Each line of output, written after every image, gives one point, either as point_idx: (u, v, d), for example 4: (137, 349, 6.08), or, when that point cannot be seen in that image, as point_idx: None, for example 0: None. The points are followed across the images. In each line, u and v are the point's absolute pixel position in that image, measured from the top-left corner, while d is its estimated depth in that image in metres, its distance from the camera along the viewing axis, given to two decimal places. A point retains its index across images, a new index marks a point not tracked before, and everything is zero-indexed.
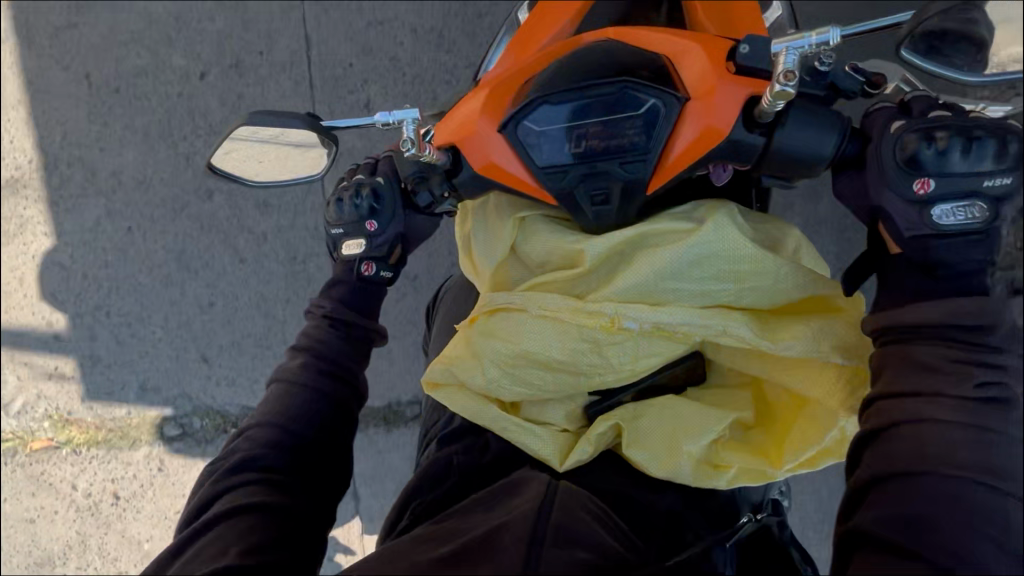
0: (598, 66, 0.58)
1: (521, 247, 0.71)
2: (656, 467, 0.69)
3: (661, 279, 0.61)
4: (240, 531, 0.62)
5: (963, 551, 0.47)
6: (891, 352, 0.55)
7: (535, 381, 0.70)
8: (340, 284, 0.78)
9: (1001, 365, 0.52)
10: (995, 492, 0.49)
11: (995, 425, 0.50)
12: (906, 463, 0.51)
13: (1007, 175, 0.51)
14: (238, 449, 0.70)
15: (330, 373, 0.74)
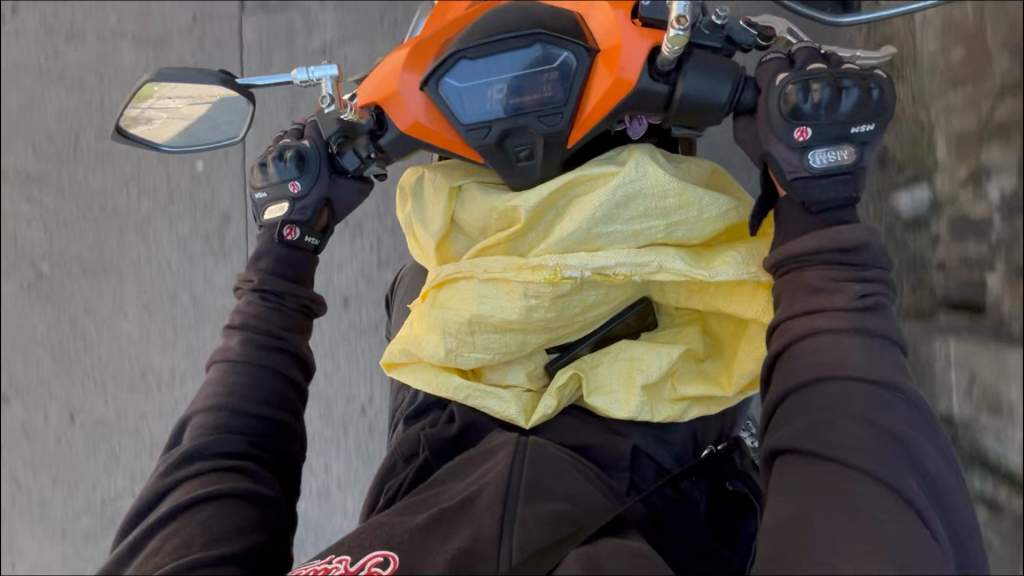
0: (509, 20, 0.59)
1: (462, 216, 0.72)
2: (618, 407, 0.71)
3: (591, 226, 0.63)
4: (206, 524, 0.63)
5: (858, 445, 0.49)
6: (788, 280, 0.56)
7: (498, 345, 0.71)
8: (265, 255, 0.77)
9: (875, 278, 0.54)
10: (889, 393, 0.51)
11: (882, 331, 0.53)
12: (805, 376, 0.53)
13: (871, 121, 0.54)
14: (193, 438, 0.70)
15: (274, 352, 0.74)
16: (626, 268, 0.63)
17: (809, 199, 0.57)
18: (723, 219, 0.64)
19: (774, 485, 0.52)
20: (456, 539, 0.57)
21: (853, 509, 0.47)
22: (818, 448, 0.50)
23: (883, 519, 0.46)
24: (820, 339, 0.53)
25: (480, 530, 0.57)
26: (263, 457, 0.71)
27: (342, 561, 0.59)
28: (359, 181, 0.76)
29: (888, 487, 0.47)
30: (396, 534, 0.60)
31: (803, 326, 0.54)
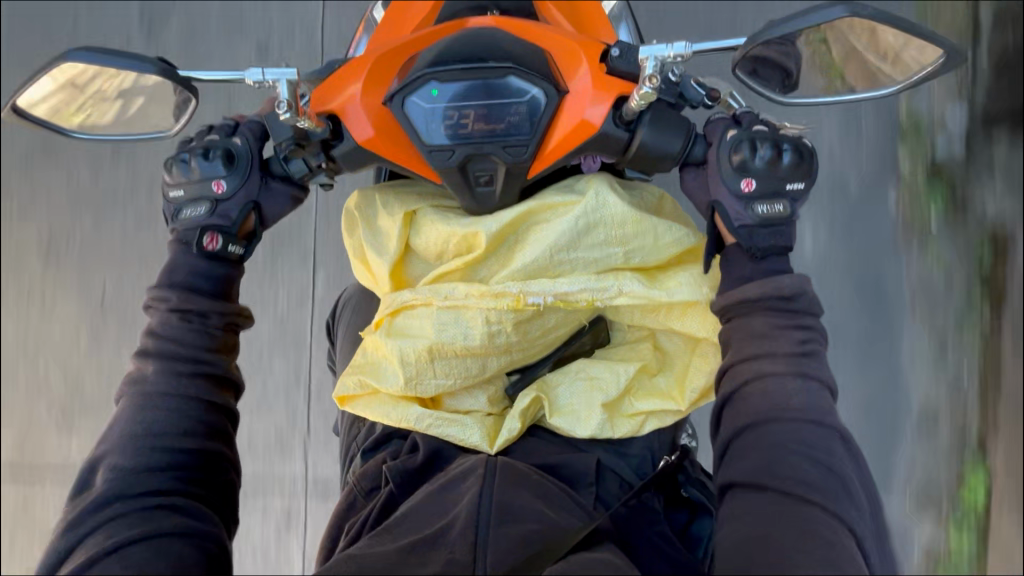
0: (475, 45, 0.59)
1: (417, 243, 0.71)
2: (580, 427, 0.72)
3: (555, 252, 0.64)
4: (139, 573, 0.53)
5: (804, 479, 0.53)
6: (733, 326, 0.60)
7: (460, 370, 0.70)
8: (180, 269, 0.64)
9: (814, 325, 0.59)
10: (823, 428, 0.56)
11: (820, 375, 0.58)
12: (754, 416, 0.56)
13: (802, 180, 0.60)
14: (104, 478, 0.58)
15: (197, 375, 0.62)
16: (590, 294, 0.65)
17: (752, 245, 0.61)
18: (678, 243, 0.67)
19: (724, 517, 0.55)
20: (428, 568, 0.58)
21: (798, 533, 0.51)
22: (764, 482, 0.54)
23: (832, 540, 0.51)
24: (766, 381, 0.57)
25: (452, 557, 0.59)
26: (198, 492, 0.59)
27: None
28: (292, 185, 0.67)
29: (834, 516, 0.52)
30: (371, 561, 0.59)
31: (751, 370, 0.57)
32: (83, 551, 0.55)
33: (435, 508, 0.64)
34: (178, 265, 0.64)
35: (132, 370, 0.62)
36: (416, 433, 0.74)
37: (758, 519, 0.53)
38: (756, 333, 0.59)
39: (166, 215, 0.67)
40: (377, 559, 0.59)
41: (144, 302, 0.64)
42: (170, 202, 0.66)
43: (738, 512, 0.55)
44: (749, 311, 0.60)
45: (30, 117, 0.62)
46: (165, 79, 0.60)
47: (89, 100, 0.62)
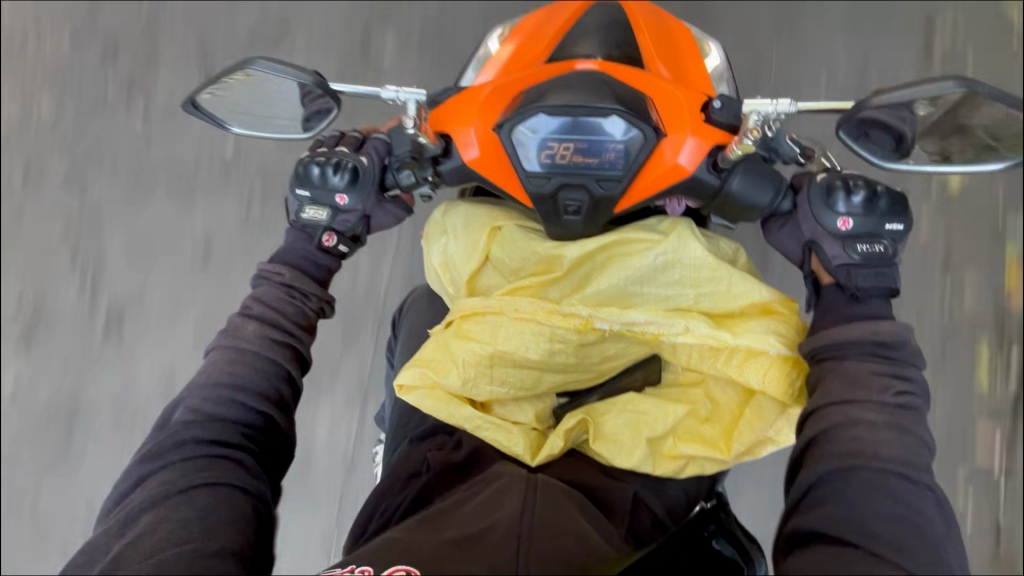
0: (585, 84, 0.63)
1: (496, 255, 0.76)
2: (621, 457, 0.74)
3: (630, 284, 0.68)
4: (200, 518, 0.56)
5: (883, 536, 0.49)
6: (824, 368, 0.58)
7: (516, 380, 0.74)
8: (294, 253, 0.74)
9: (913, 378, 0.57)
10: (917, 487, 0.52)
11: (916, 430, 0.55)
12: (840, 461, 0.53)
13: (900, 221, 0.62)
14: (184, 419, 0.63)
15: (284, 346, 0.69)
16: (656, 327, 0.68)
17: (851, 284, 0.62)
18: (749, 296, 0.68)
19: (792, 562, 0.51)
20: (479, 561, 0.56)
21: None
22: (847, 536, 0.49)
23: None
24: (855, 429, 0.55)
25: (497, 561, 0.56)
26: (255, 451, 0.63)
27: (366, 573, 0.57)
28: (402, 208, 0.76)
29: None
30: (422, 545, 0.58)
31: (842, 415, 0.55)
32: (154, 481, 0.59)
33: (487, 507, 0.63)
34: (289, 255, 0.73)
35: (220, 334, 0.69)
36: (462, 432, 0.78)
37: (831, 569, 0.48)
38: (848, 376, 0.57)
39: (286, 207, 0.74)
40: (422, 545, 0.58)
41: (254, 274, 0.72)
42: (295, 198, 0.72)
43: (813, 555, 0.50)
44: (852, 362, 0.58)
45: (196, 111, 0.70)
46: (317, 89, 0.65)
47: (248, 101, 0.70)
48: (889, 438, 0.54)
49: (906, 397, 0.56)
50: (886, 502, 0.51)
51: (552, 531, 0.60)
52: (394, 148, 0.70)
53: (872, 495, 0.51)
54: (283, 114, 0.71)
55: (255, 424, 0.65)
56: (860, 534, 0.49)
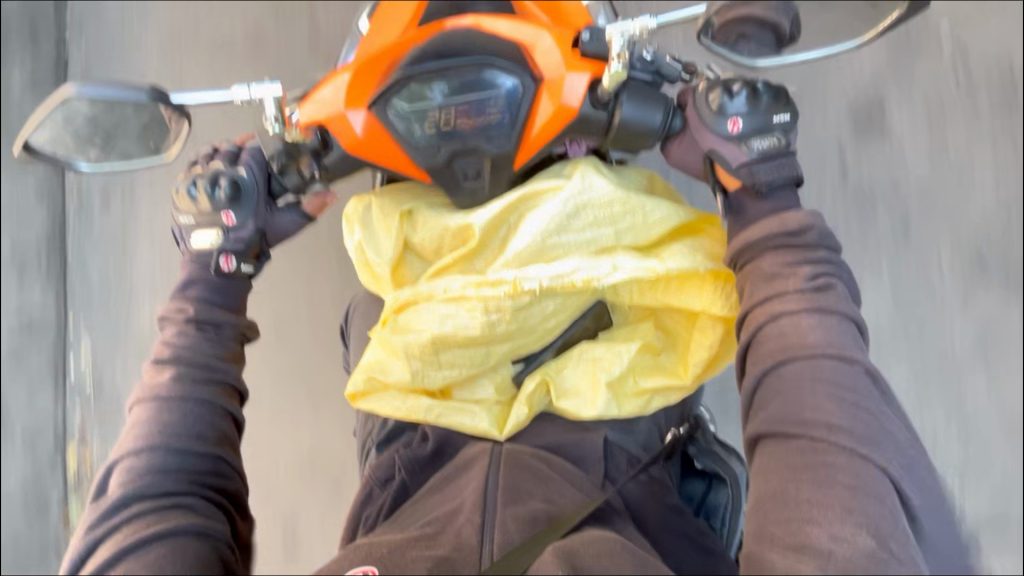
0: (451, 43, 0.60)
1: (414, 241, 0.73)
2: (587, 407, 0.74)
3: (547, 237, 0.66)
4: (154, 572, 0.53)
5: (828, 420, 0.49)
6: (746, 272, 0.59)
7: (463, 360, 0.73)
8: (195, 282, 0.69)
9: (828, 260, 0.57)
10: (843, 362, 0.52)
11: (839, 308, 0.54)
12: (771, 358, 0.53)
13: (786, 110, 0.61)
14: (121, 477, 0.60)
15: (212, 381, 0.65)
16: (584, 273, 0.66)
17: (757, 181, 0.61)
18: (669, 221, 0.68)
19: (753, 469, 0.51)
20: (437, 550, 0.54)
21: (815, 475, 0.47)
22: (790, 428, 0.50)
23: (855, 485, 0.46)
24: (780, 323, 0.55)
25: (461, 540, 0.54)
26: (206, 493, 0.61)
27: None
28: (302, 216, 0.72)
29: (863, 458, 0.47)
30: (379, 547, 0.54)
31: (765, 314, 0.55)
32: (99, 551, 0.55)
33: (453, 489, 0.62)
34: (193, 285, 0.69)
35: (145, 384, 0.65)
36: (425, 425, 0.77)
37: (785, 466, 0.49)
38: (762, 277, 0.57)
39: (177, 239, 0.71)
40: (379, 549, 0.54)
41: (159, 316, 0.69)
42: (180, 227, 0.70)
43: (770, 459, 0.50)
44: (772, 258, 0.58)
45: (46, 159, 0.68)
46: (162, 106, 0.62)
47: (88, 134, 0.64)
48: (817, 322, 0.54)
49: (821, 280, 0.56)
50: (823, 382, 0.51)
51: (516, 499, 0.59)
52: (271, 153, 0.69)
53: (815, 378, 0.51)
54: (133, 141, 0.66)
55: (202, 466, 0.62)
56: (808, 422, 0.50)
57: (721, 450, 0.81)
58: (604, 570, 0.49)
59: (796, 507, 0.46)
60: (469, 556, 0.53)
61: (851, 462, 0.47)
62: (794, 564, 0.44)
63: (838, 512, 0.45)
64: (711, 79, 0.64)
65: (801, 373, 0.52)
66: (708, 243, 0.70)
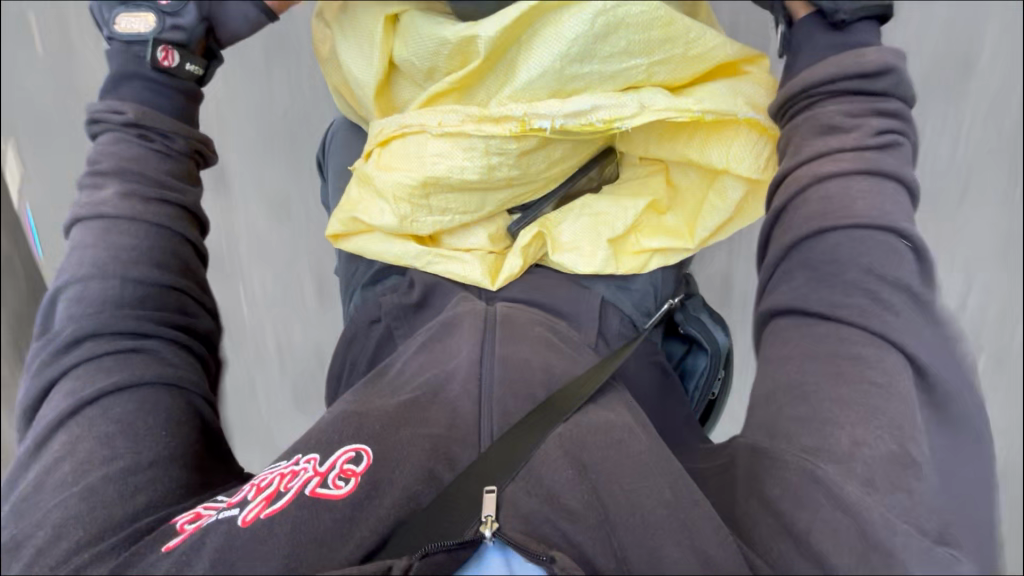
0: None
1: (399, 58, 0.61)
2: (583, 264, 0.68)
3: (567, 66, 0.55)
4: (122, 427, 0.47)
5: (862, 300, 0.44)
6: (801, 122, 0.52)
7: (455, 207, 0.65)
8: (131, 79, 0.59)
9: (891, 111, 0.50)
10: (890, 235, 0.46)
11: (893, 173, 0.48)
12: (809, 225, 0.47)
13: None
14: (72, 309, 0.52)
15: (165, 203, 0.57)
16: (605, 113, 0.56)
17: (838, 10, 0.52)
18: (709, 56, 0.57)
19: (762, 348, 0.48)
20: (430, 427, 0.47)
21: (840, 368, 0.43)
22: (817, 309, 0.45)
23: (880, 382, 0.41)
24: (826, 186, 0.49)
25: (456, 416, 0.48)
26: (176, 333, 0.54)
27: (311, 462, 0.46)
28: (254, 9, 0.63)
29: (898, 352, 0.42)
30: (368, 422, 0.48)
31: (810, 174, 0.49)
32: (58, 391, 0.49)
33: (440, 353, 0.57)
34: (135, 86, 0.59)
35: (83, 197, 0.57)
36: (413, 271, 0.71)
37: (801, 347, 0.45)
38: (816, 127, 0.51)
39: (98, 29, 0.61)
40: (373, 420, 0.48)
41: (93, 121, 0.59)
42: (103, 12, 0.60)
43: (789, 342, 0.46)
44: (838, 105, 0.51)
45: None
46: None
47: None
48: (877, 185, 0.47)
49: (885, 137, 0.49)
50: (870, 259, 0.45)
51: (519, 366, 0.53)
52: None
53: (864, 254, 0.46)
54: None
55: (162, 304, 0.55)
56: (841, 304, 0.45)
57: (705, 318, 0.80)
58: (613, 464, 0.43)
59: (825, 402, 0.42)
60: (466, 426, 0.48)
61: (880, 353, 0.42)
62: (809, 464, 0.40)
63: (862, 414, 0.41)
64: None
65: (845, 245, 0.46)
66: (748, 86, 0.60)
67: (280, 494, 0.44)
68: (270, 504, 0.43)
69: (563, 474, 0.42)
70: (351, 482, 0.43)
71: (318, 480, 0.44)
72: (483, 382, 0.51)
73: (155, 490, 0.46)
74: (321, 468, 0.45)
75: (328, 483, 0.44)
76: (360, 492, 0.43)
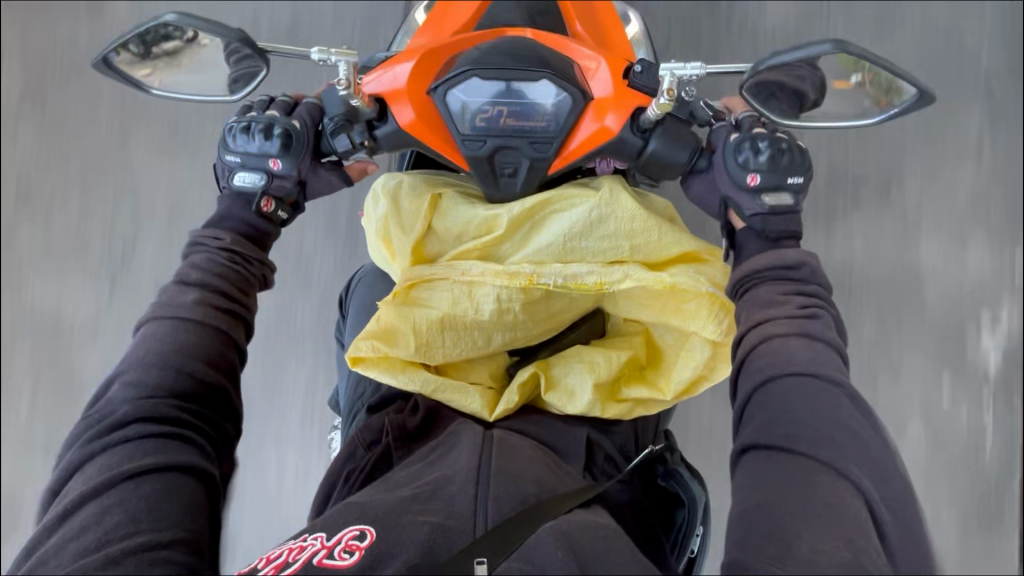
0: (509, 53, 0.66)
1: (438, 223, 0.77)
2: (572, 405, 0.78)
3: (568, 240, 0.72)
4: (149, 502, 0.54)
5: (810, 437, 0.55)
6: (744, 300, 0.66)
7: (467, 340, 0.76)
8: (232, 217, 0.73)
9: (817, 293, 0.65)
10: (827, 383, 0.58)
11: (824, 336, 0.61)
12: (761, 375, 0.59)
13: (801, 174, 0.69)
14: (125, 392, 0.61)
15: (227, 313, 0.68)
16: (597, 276, 0.72)
17: (767, 229, 0.69)
18: (677, 245, 0.74)
19: (737, 476, 0.57)
20: (431, 516, 0.56)
21: (798, 491, 0.53)
22: (776, 441, 0.56)
23: (834, 501, 0.52)
24: (772, 343, 0.61)
25: (453, 508, 0.57)
26: (204, 427, 0.62)
27: (318, 538, 0.56)
28: (340, 177, 0.76)
29: (846, 478, 0.53)
30: (371, 509, 0.57)
31: (759, 334, 0.62)
32: (97, 463, 0.57)
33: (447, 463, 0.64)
34: (227, 219, 0.73)
35: (165, 295, 0.68)
36: (418, 397, 0.79)
37: (764, 474, 0.55)
38: (752, 304, 0.64)
39: (219, 173, 0.74)
40: (378, 507, 0.57)
41: (191, 239, 0.72)
42: (225, 165, 0.73)
43: (756, 468, 0.55)
44: (786, 287, 0.64)
45: (111, 72, 0.71)
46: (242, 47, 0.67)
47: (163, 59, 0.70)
48: (803, 343, 0.60)
49: (806, 309, 0.63)
50: (812, 403, 0.57)
51: (511, 478, 0.61)
52: (329, 110, 0.71)
53: (800, 396, 0.57)
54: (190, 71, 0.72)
55: (209, 397, 0.63)
56: (797, 433, 0.56)
57: (681, 470, 0.87)
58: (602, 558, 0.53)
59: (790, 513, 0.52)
60: (466, 523, 0.55)
61: (827, 480, 0.53)
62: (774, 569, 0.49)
63: (820, 525, 0.51)
64: (740, 133, 0.70)
65: (800, 388, 0.58)
66: (710, 271, 0.76)
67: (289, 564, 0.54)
68: (280, 571, 0.54)
69: (555, 554, 0.52)
70: (356, 554, 0.53)
71: (326, 552, 0.54)
72: (482, 478, 0.60)
73: (166, 570, 0.52)
74: (329, 543, 0.55)
75: (333, 555, 0.53)
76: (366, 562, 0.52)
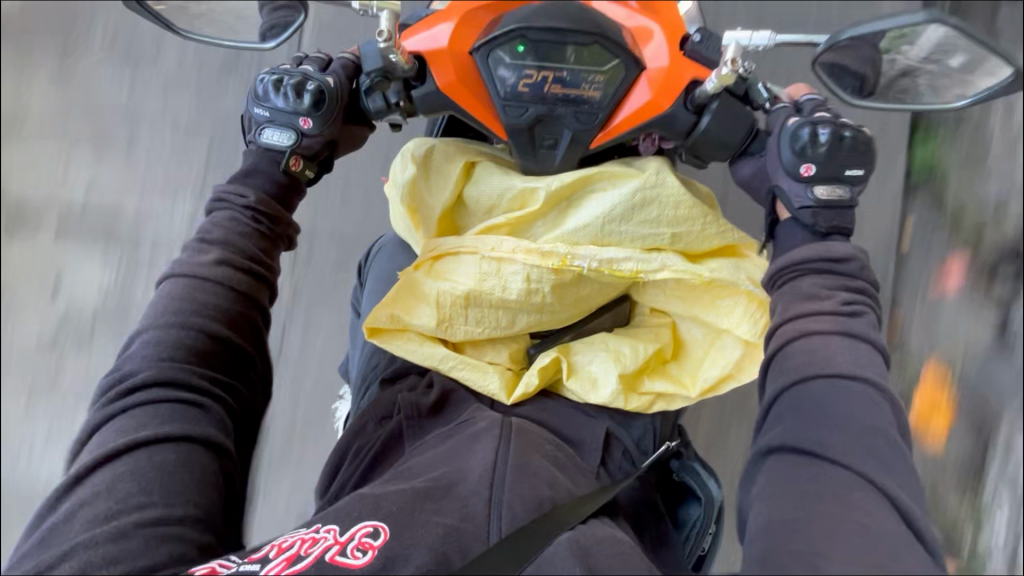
0: (561, 12, 0.60)
1: (468, 195, 0.74)
2: (593, 395, 0.74)
3: (606, 223, 0.68)
4: (162, 472, 0.52)
5: (844, 445, 0.51)
6: (781, 291, 0.62)
7: (489, 318, 0.72)
8: (257, 173, 0.69)
9: (865, 290, 0.60)
10: (868, 387, 0.54)
11: (868, 336, 0.57)
12: (795, 373, 0.56)
13: (860, 165, 0.63)
14: (144, 350, 0.59)
15: (248, 274, 0.65)
16: (634, 264, 0.68)
17: (817, 224, 0.63)
18: (719, 237, 0.70)
19: (762, 484, 0.53)
20: (442, 518, 0.53)
21: (831, 508, 0.48)
22: (807, 445, 0.52)
23: (873, 523, 0.47)
24: (810, 339, 0.58)
25: (468, 510, 0.54)
26: (223, 396, 0.60)
27: (331, 532, 0.54)
28: None
29: (884, 496, 0.49)
30: (385, 502, 0.55)
31: (797, 328, 0.58)
32: (114, 425, 0.55)
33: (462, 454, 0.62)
34: (249, 177, 0.69)
35: (187, 254, 0.65)
36: (433, 371, 0.77)
37: (794, 487, 0.51)
38: (794, 299, 0.60)
39: (247, 127, 0.71)
40: (392, 500, 0.55)
41: (214, 194, 0.68)
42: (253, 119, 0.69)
43: (786, 480, 0.52)
44: (830, 283, 0.60)
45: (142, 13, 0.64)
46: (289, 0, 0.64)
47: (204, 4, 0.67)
48: (846, 344, 0.57)
49: (851, 308, 0.59)
50: (849, 408, 0.53)
51: (528, 475, 0.59)
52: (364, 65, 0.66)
53: (837, 399, 0.54)
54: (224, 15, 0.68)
55: (224, 365, 0.62)
56: (834, 441, 0.52)
57: (695, 464, 0.83)
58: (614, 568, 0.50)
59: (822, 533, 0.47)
60: (476, 526, 0.53)
61: (865, 498, 0.48)
62: None
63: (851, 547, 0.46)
64: (800, 117, 0.65)
65: (832, 392, 0.54)
66: (754, 267, 0.71)
67: (302, 557, 0.51)
68: (291, 564, 0.51)
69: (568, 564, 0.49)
70: (369, 553, 0.51)
71: (338, 548, 0.51)
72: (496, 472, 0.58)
73: (177, 546, 0.50)
74: (342, 538, 0.53)
75: (346, 552, 0.51)
76: (378, 563, 0.50)
